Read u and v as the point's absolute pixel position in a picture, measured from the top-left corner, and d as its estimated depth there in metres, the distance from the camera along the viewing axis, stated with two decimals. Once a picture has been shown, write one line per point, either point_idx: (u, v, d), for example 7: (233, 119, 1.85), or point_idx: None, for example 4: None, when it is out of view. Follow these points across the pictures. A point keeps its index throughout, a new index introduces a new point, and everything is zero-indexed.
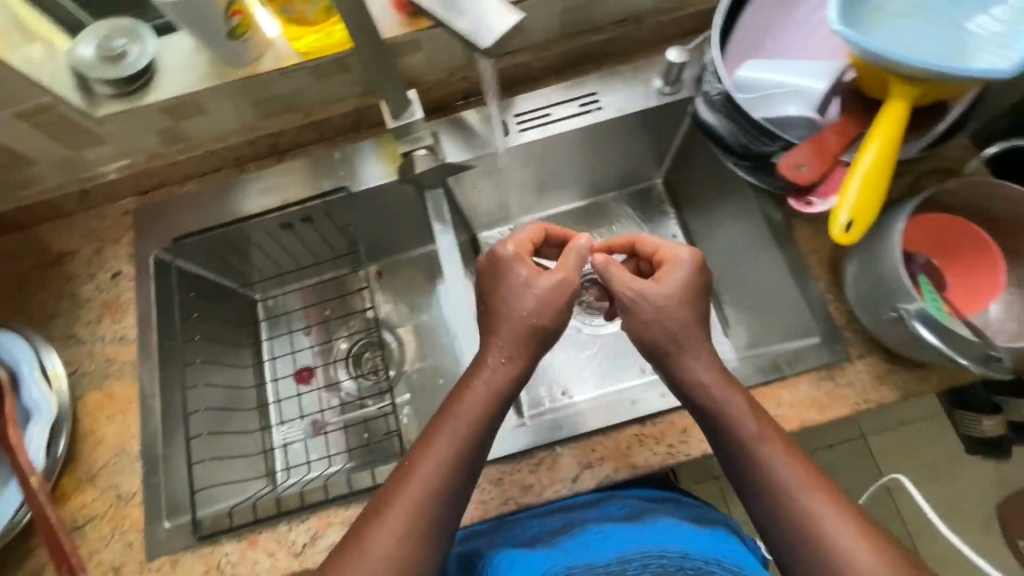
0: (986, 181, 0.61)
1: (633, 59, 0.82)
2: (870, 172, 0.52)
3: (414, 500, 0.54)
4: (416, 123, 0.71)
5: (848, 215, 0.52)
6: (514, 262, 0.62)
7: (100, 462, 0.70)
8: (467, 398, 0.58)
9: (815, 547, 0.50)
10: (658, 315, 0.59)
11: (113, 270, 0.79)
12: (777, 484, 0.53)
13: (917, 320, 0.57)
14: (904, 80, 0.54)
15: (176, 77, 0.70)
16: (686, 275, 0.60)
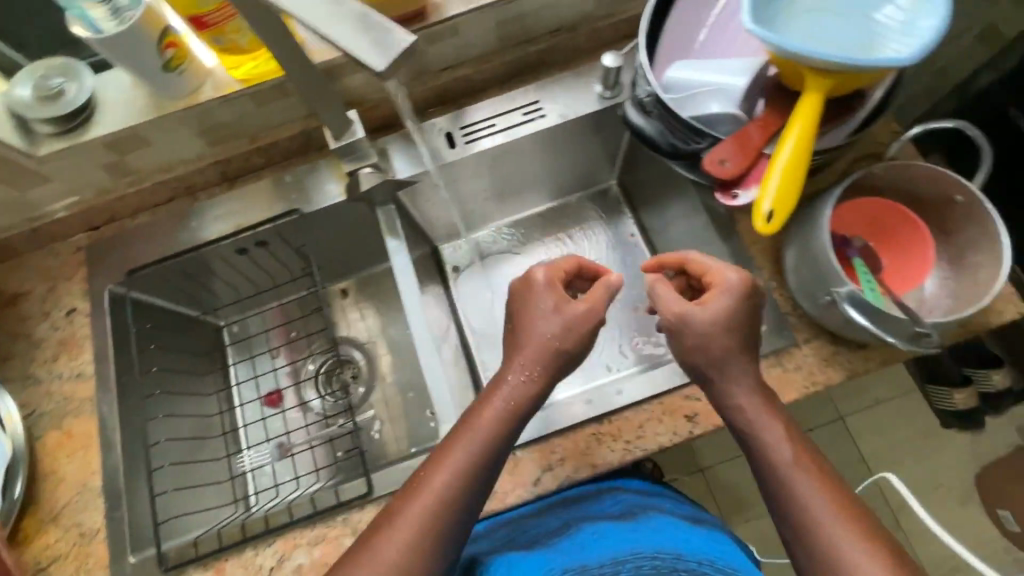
0: (906, 164, 0.63)
1: (572, 66, 0.84)
2: (788, 163, 0.54)
3: (423, 512, 0.53)
4: (359, 142, 0.72)
5: (769, 206, 0.54)
6: (546, 290, 0.63)
7: (62, 501, 0.70)
8: (487, 411, 0.59)
9: (811, 536, 0.50)
10: (699, 337, 0.58)
11: (68, 307, 0.78)
12: (780, 471, 0.53)
13: (849, 303, 0.60)
14: (815, 72, 0.56)
15: (116, 111, 0.70)
16: (738, 301, 0.59)
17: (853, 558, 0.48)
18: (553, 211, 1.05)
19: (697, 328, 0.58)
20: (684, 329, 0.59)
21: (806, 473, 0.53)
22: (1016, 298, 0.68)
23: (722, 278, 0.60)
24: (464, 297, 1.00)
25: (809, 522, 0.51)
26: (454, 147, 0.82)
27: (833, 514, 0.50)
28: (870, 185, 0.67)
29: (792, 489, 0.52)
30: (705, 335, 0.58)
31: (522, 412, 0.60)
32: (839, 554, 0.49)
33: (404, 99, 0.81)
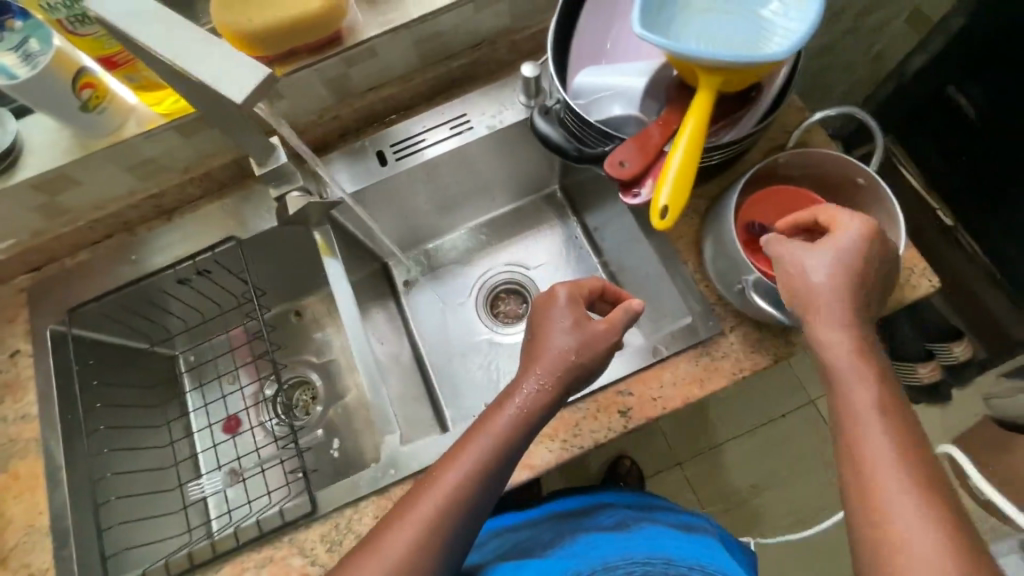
0: (807, 152, 0.67)
1: (495, 79, 0.86)
2: (680, 167, 0.56)
3: (431, 510, 0.55)
4: (283, 166, 0.72)
5: (664, 203, 0.56)
6: (573, 310, 0.63)
7: (10, 543, 0.70)
8: (500, 417, 0.60)
9: (875, 492, 0.47)
10: (795, 288, 0.56)
11: (11, 349, 0.79)
12: (858, 413, 0.50)
13: (755, 288, 0.64)
14: (706, 72, 0.58)
15: (42, 153, 0.71)
16: (861, 251, 0.55)
17: (906, 517, 0.45)
18: (506, 217, 1.06)
19: (812, 278, 0.54)
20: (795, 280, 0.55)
21: (887, 430, 0.49)
22: (929, 273, 0.71)
23: (845, 224, 0.55)
24: (416, 309, 1.01)
25: (863, 455, 0.48)
26: (385, 165, 0.84)
27: (901, 473, 0.47)
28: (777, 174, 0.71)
29: (866, 441, 0.48)
30: (822, 288, 0.54)
31: (538, 418, 0.60)
32: (886, 497, 0.46)
33: (332, 121, 0.83)
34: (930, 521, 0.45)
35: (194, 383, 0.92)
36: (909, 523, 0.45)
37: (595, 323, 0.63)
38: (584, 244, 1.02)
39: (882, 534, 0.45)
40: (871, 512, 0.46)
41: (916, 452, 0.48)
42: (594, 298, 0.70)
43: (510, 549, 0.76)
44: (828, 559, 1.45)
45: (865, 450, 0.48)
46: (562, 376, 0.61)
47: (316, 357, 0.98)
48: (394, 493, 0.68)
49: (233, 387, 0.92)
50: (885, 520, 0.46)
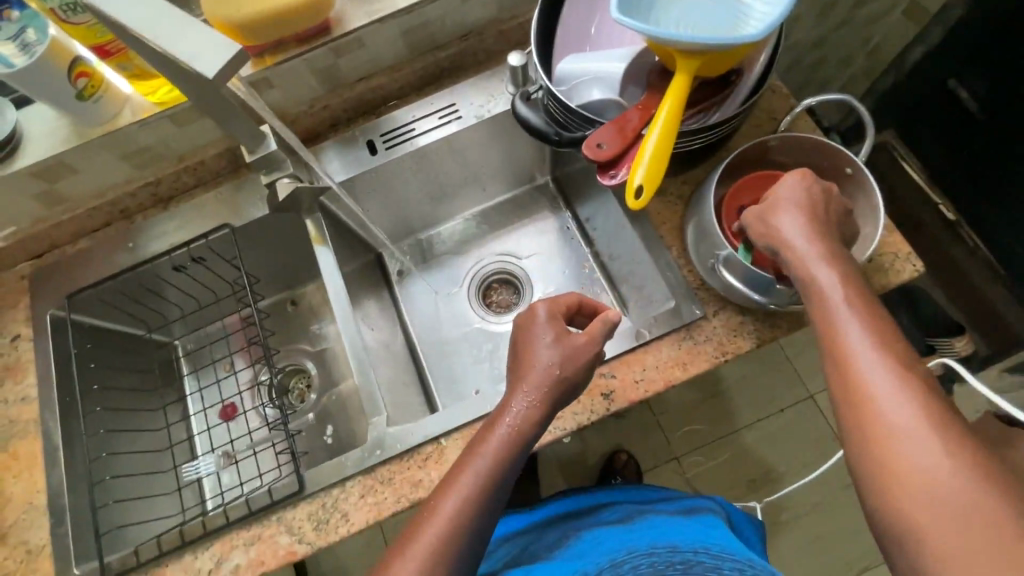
0: (798, 137, 0.67)
1: (484, 69, 0.87)
2: (656, 149, 0.58)
3: (436, 538, 0.55)
4: (274, 154, 0.74)
5: (639, 180, 0.57)
6: (556, 331, 0.64)
7: (9, 520, 0.71)
8: (492, 438, 0.60)
9: (867, 416, 0.46)
10: (762, 240, 0.59)
11: (12, 333, 0.81)
12: (848, 347, 0.48)
13: (723, 265, 0.66)
14: (685, 55, 0.59)
15: (41, 141, 0.74)
16: (810, 193, 0.58)
17: (908, 441, 0.43)
18: (503, 205, 1.07)
19: (771, 226, 0.58)
20: (760, 235, 0.59)
21: (876, 349, 0.47)
22: (914, 258, 0.71)
23: (786, 177, 0.60)
24: (410, 297, 1.03)
25: (860, 388, 0.46)
26: (376, 154, 0.86)
27: (892, 390, 0.45)
28: (762, 158, 0.70)
29: (852, 366, 0.48)
30: (782, 230, 0.57)
31: (531, 431, 0.61)
32: (888, 425, 0.44)
33: (322, 111, 0.85)
34: (926, 430, 0.43)
35: (192, 368, 0.94)
36: (903, 437, 0.43)
37: (574, 340, 0.64)
38: (576, 234, 1.03)
39: (877, 457, 0.44)
40: (865, 436, 0.45)
41: (910, 365, 0.46)
42: (572, 314, 0.71)
43: (520, 554, 0.77)
44: (827, 554, 1.44)
45: (851, 375, 0.47)
46: (547, 391, 0.62)
47: (311, 345, 0.99)
48: (379, 474, 0.69)
49: (227, 372, 0.93)
50: (887, 446, 0.44)
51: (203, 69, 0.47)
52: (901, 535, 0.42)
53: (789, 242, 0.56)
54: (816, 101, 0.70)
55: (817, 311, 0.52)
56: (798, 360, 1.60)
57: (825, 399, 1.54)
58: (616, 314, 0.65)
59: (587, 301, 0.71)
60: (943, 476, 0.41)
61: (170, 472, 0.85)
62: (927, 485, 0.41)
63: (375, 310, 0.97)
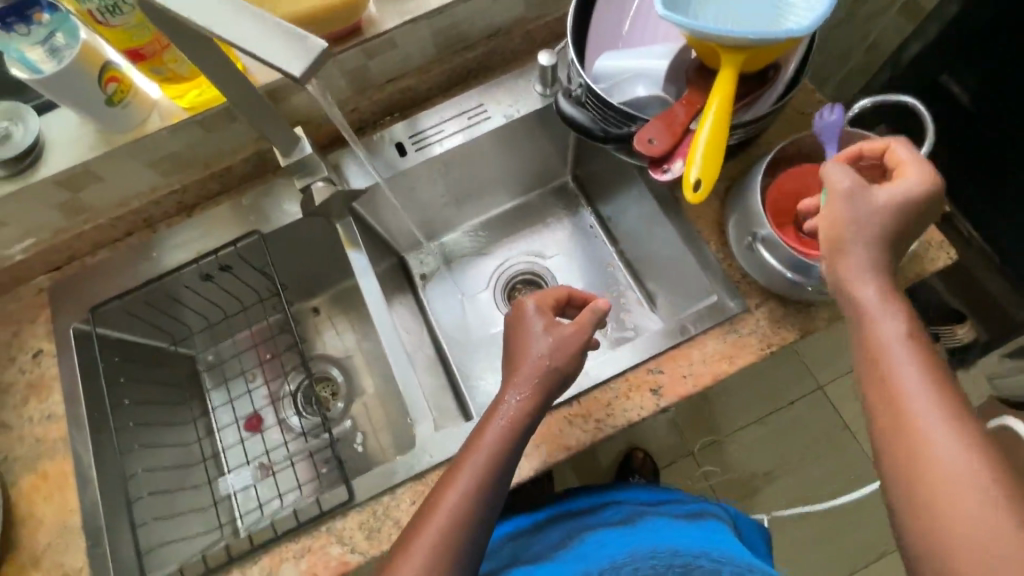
0: (861, 134, 0.66)
1: (512, 69, 0.87)
2: (709, 142, 0.59)
3: (438, 536, 0.54)
4: (308, 157, 0.75)
5: (696, 174, 0.59)
6: (545, 321, 0.66)
7: (43, 543, 0.69)
8: (487, 433, 0.60)
9: (915, 458, 0.43)
10: (837, 212, 0.52)
11: (34, 349, 0.78)
12: (888, 357, 0.47)
13: (764, 242, 0.65)
14: (728, 50, 0.60)
15: (66, 150, 0.71)
16: (917, 202, 0.52)
17: (947, 457, 0.42)
18: (513, 211, 1.06)
19: (857, 209, 0.51)
20: (841, 216, 0.51)
21: (930, 391, 0.45)
22: (948, 247, 0.71)
23: (909, 176, 0.52)
24: (433, 301, 1.02)
25: (898, 399, 0.45)
26: (405, 156, 0.85)
27: (948, 435, 0.43)
28: (815, 151, 0.70)
29: (892, 385, 0.46)
30: (862, 222, 0.51)
31: (528, 416, 0.61)
32: (925, 439, 0.43)
33: (350, 114, 0.84)
34: (966, 448, 0.42)
35: (219, 379, 0.92)
36: (958, 486, 0.41)
37: (559, 331, 0.64)
38: (601, 232, 1.03)
39: (912, 469, 0.43)
40: (900, 448, 0.44)
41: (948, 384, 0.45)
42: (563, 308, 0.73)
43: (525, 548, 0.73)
44: (844, 541, 1.46)
45: (900, 415, 0.45)
46: (536, 382, 0.62)
47: (337, 352, 0.97)
48: (429, 480, 0.68)
49: (260, 383, 0.91)
50: (922, 458, 0.43)
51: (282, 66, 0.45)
52: (927, 556, 0.41)
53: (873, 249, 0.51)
54: (879, 100, 0.68)
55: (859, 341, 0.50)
56: (807, 352, 1.62)
57: (835, 390, 1.56)
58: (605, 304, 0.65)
59: (580, 300, 0.74)
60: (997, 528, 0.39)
61: (205, 487, 0.83)
62: (963, 504, 0.41)
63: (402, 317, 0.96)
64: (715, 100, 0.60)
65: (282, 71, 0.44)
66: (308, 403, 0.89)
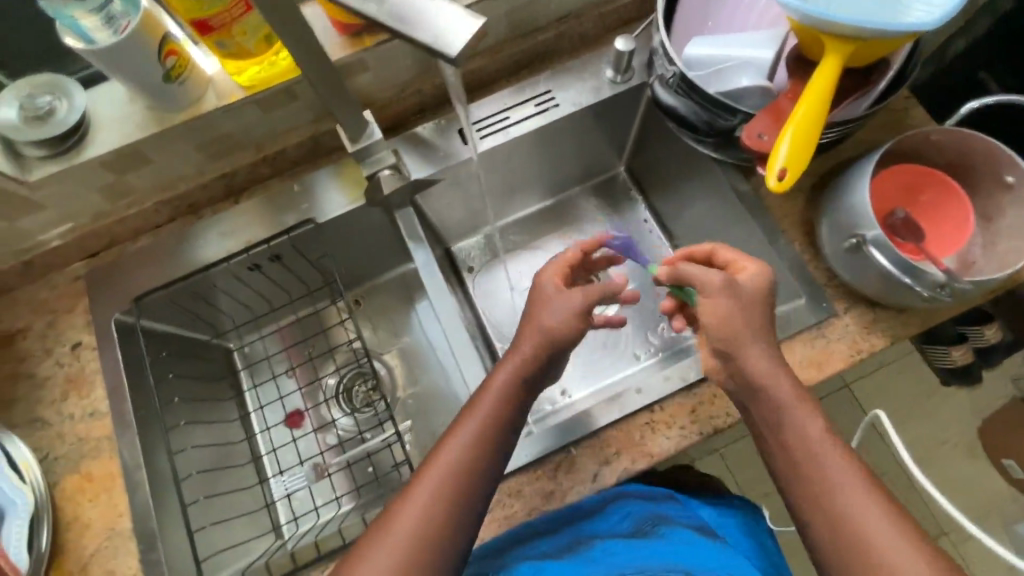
0: (979, 137, 0.63)
1: (580, 54, 0.83)
2: (798, 130, 0.55)
3: (434, 495, 0.53)
4: (376, 143, 0.70)
5: (782, 165, 0.55)
6: (557, 290, 0.62)
7: (90, 549, 0.65)
8: (485, 393, 0.58)
9: (863, 558, 0.48)
10: (719, 314, 0.56)
11: (72, 341, 0.73)
12: (805, 444, 0.52)
13: (874, 245, 0.61)
14: (836, 39, 0.54)
15: (112, 128, 0.66)
16: (763, 283, 0.57)
17: (872, 528, 0.48)
18: (557, 204, 1.01)
19: (725, 309, 0.56)
20: (734, 322, 0.55)
21: (868, 498, 0.49)
22: None
23: (749, 265, 0.58)
24: (482, 295, 0.97)
25: (823, 485, 0.50)
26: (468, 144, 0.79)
27: (877, 518, 0.48)
28: (916, 149, 0.67)
29: (812, 476, 0.51)
30: (733, 315, 0.56)
31: (521, 387, 0.59)
32: (854, 515, 0.49)
33: (411, 97, 0.79)
34: (882, 517, 0.48)
35: (262, 375, 0.87)
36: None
37: (571, 302, 0.61)
38: (655, 228, 0.97)
39: (847, 549, 0.48)
40: (835, 530, 0.49)
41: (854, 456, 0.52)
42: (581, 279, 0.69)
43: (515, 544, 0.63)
44: None
45: (847, 531, 0.49)
46: (529, 353, 0.60)
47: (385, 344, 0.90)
48: (507, 486, 0.65)
49: (306, 380, 0.87)
50: (855, 534, 0.48)
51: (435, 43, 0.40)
52: None
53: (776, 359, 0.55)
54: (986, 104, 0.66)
55: (784, 451, 0.53)
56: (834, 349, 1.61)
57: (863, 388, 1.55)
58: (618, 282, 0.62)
59: (593, 256, 0.78)
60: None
61: (255, 488, 0.79)
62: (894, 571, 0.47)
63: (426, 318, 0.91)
64: (816, 84, 0.55)
65: (438, 52, 0.40)
66: (354, 401, 0.85)
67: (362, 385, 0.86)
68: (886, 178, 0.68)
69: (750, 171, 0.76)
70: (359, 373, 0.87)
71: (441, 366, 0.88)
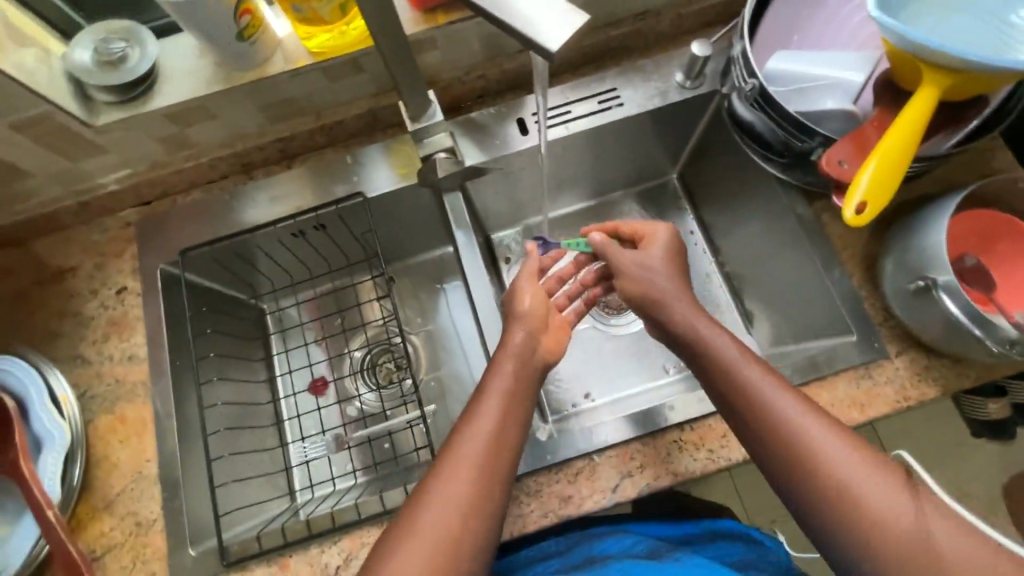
0: None
1: (651, 54, 0.81)
2: (884, 162, 0.52)
3: (461, 486, 0.52)
4: (436, 124, 0.70)
5: (861, 198, 0.53)
6: (508, 292, 0.67)
7: (116, 488, 0.67)
8: (496, 377, 0.59)
9: (858, 511, 0.48)
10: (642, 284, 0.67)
11: (117, 285, 0.75)
12: (774, 411, 0.53)
13: (944, 291, 0.58)
14: (937, 69, 0.50)
15: (180, 81, 0.67)
16: (675, 244, 0.71)
17: (860, 479, 0.49)
18: (603, 205, 0.95)
19: (643, 281, 0.67)
20: (653, 286, 0.66)
21: (866, 464, 0.50)
22: None
23: (659, 230, 0.71)
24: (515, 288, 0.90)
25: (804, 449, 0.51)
26: (526, 134, 0.78)
27: (865, 470, 0.49)
28: (998, 195, 0.64)
29: (792, 441, 0.52)
30: (654, 283, 0.67)
31: (525, 370, 0.60)
32: (843, 474, 0.49)
33: (473, 80, 0.78)
34: (867, 466, 0.50)
35: (292, 341, 0.87)
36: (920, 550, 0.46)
37: (524, 295, 0.66)
38: (703, 242, 0.91)
39: (843, 508, 0.49)
40: (828, 490, 0.50)
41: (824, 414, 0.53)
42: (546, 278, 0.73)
43: (527, 566, 0.64)
44: None
45: (877, 528, 0.47)
46: (521, 338, 0.62)
47: (416, 324, 0.89)
48: (526, 486, 0.65)
49: (333, 351, 0.87)
50: (846, 491, 0.49)
51: (531, 33, 0.39)
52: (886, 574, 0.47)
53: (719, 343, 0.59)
54: None
55: (759, 423, 0.54)
56: None
57: None
58: (531, 248, 0.71)
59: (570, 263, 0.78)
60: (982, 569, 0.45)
61: (275, 450, 0.80)
62: (892, 519, 0.47)
63: (455, 302, 0.90)
64: (906, 117, 0.52)
65: (530, 40, 0.39)
66: (379, 376, 0.86)
67: (387, 361, 0.86)
68: (963, 222, 0.64)
69: (813, 197, 0.73)
70: (385, 348, 0.87)
71: (469, 353, 0.87)
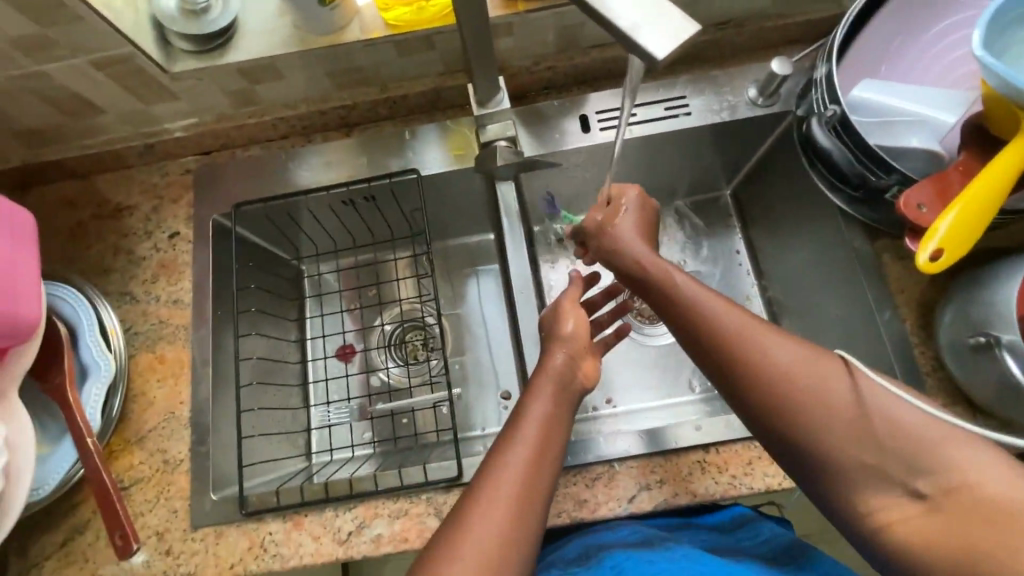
0: None
1: (725, 66, 0.79)
2: (966, 210, 0.50)
3: (501, 509, 0.50)
4: (502, 111, 0.70)
5: (936, 245, 0.50)
6: (550, 313, 0.66)
7: (149, 424, 0.70)
8: (536, 407, 0.57)
9: (822, 416, 0.48)
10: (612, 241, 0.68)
11: (170, 230, 0.77)
12: (737, 336, 0.53)
13: (1006, 350, 0.56)
14: None
15: (257, 38, 0.69)
16: (642, 205, 0.70)
17: (822, 388, 0.49)
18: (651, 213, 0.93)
19: (612, 232, 0.68)
20: (618, 237, 0.67)
21: (799, 354, 0.51)
22: None
23: (626, 189, 0.70)
24: (553, 287, 0.88)
25: (767, 370, 0.51)
26: (588, 131, 0.77)
27: (823, 379, 0.50)
28: None
29: (756, 365, 0.51)
30: (622, 234, 0.67)
31: (566, 395, 0.59)
32: (804, 387, 0.49)
33: (541, 70, 0.77)
34: (827, 374, 0.50)
35: (327, 306, 0.88)
36: (856, 427, 0.48)
37: (566, 319, 0.65)
38: (750, 263, 0.88)
39: (810, 419, 0.49)
40: (793, 405, 0.49)
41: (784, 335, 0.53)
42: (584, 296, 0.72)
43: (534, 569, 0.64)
44: None
45: (836, 426, 0.48)
46: (563, 360, 0.61)
47: (449, 306, 0.89)
48: None
49: (365, 321, 0.88)
50: (808, 399, 0.49)
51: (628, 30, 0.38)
52: (857, 472, 0.47)
53: (665, 269, 0.61)
54: None
55: (724, 352, 0.53)
56: None
57: None
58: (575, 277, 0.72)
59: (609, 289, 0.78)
60: (936, 444, 0.46)
61: (299, 411, 0.81)
62: (855, 418, 0.48)
63: (490, 290, 0.90)
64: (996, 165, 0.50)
65: (626, 37, 0.38)
66: (407, 352, 0.86)
67: (416, 337, 0.87)
68: None
69: (876, 234, 0.71)
70: (415, 325, 0.88)
71: (498, 343, 0.86)
